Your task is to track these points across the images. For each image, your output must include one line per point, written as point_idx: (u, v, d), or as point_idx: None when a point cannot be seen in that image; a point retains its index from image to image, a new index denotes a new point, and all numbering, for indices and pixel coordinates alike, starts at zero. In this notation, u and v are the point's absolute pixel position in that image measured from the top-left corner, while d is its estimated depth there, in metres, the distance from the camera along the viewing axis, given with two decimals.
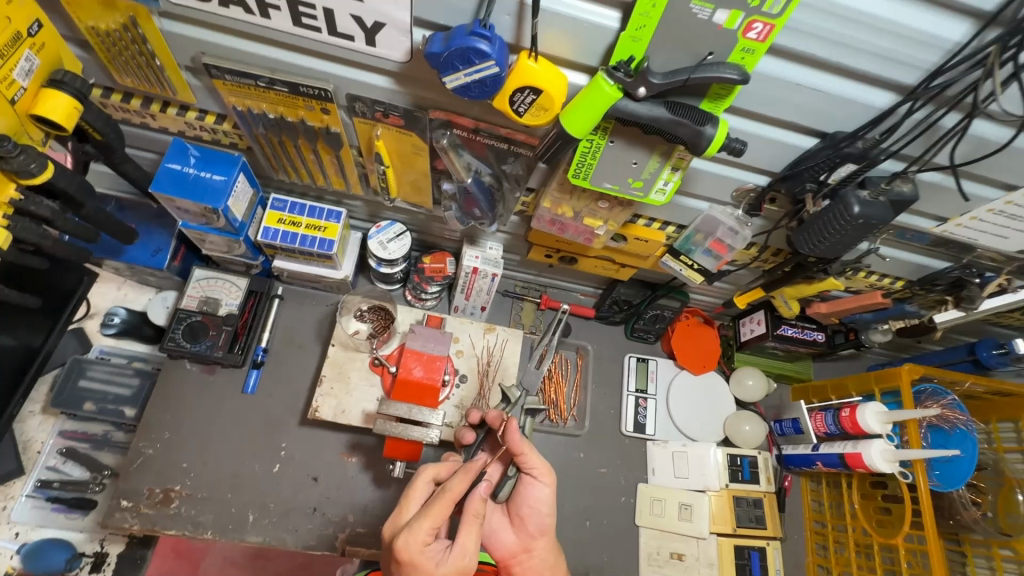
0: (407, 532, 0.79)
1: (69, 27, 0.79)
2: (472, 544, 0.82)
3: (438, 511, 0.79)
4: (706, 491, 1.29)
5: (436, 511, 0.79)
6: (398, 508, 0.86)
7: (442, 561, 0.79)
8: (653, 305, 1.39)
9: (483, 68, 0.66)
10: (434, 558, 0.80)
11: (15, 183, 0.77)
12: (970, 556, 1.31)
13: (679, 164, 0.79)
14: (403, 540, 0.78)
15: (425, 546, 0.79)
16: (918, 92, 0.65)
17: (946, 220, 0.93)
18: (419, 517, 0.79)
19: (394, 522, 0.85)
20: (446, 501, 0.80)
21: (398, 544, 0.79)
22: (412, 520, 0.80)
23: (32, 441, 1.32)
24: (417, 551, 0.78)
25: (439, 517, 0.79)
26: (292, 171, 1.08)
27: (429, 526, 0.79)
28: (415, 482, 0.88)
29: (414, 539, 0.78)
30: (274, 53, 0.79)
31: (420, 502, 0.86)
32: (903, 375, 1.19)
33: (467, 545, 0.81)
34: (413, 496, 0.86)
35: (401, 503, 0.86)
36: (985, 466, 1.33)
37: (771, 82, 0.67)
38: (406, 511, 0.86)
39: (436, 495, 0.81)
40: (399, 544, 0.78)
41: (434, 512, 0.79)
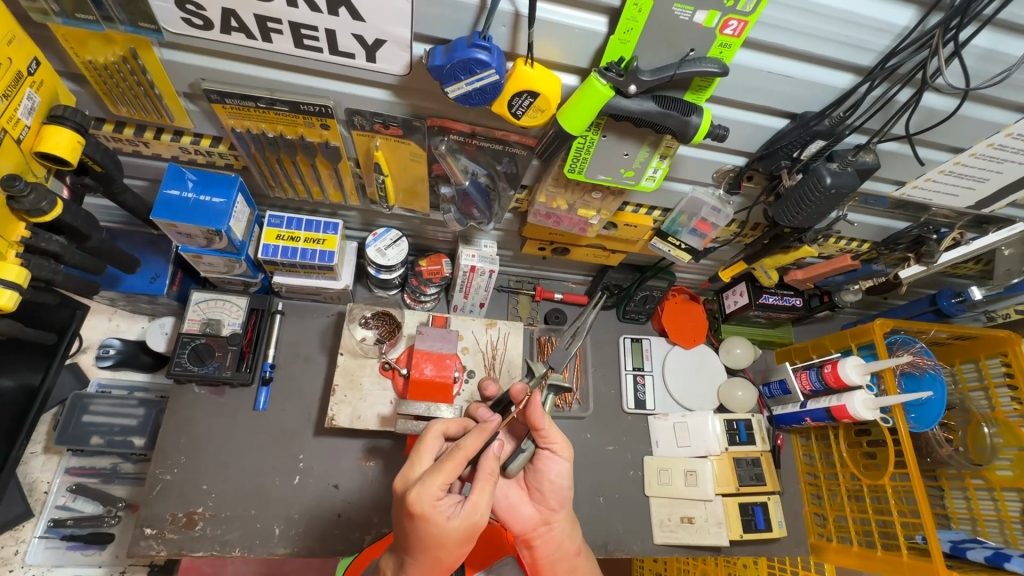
0: (421, 485, 0.79)
1: (62, 62, 0.80)
2: (484, 502, 0.82)
3: (452, 466, 0.80)
4: (708, 455, 1.38)
5: (451, 468, 0.80)
6: (409, 461, 0.86)
7: (454, 517, 0.79)
8: (642, 287, 1.47)
9: (484, 77, 0.71)
10: (446, 512, 0.79)
11: (25, 221, 0.78)
12: (947, 489, 1.45)
13: (667, 152, 0.86)
14: (416, 493, 0.78)
15: (437, 501, 0.79)
16: (876, 73, 0.73)
17: (904, 183, 1.03)
18: (432, 472, 0.80)
19: (405, 476, 0.84)
20: (459, 457, 0.81)
21: (410, 495, 0.78)
22: (424, 475, 0.81)
23: (38, 482, 1.30)
24: (429, 505, 0.78)
25: (453, 473, 0.80)
26: (288, 187, 1.10)
27: (442, 480, 0.79)
28: (427, 439, 0.88)
29: (426, 494, 0.78)
30: (274, 74, 0.82)
31: (431, 459, 0.86)
32: (876, 329, 1.29)
33: (479, 503, 0.82)
34: (424, 451, 0.86)
35: (413, 458, 0.86)
36: (954, 406, 1.45)
37: (747, 71, 0.74)
38: (417, 466, 0.85)
39: (450, 451, 0.81)
40: (412, 496, 0.78)
41: (448, 468, 0.80)
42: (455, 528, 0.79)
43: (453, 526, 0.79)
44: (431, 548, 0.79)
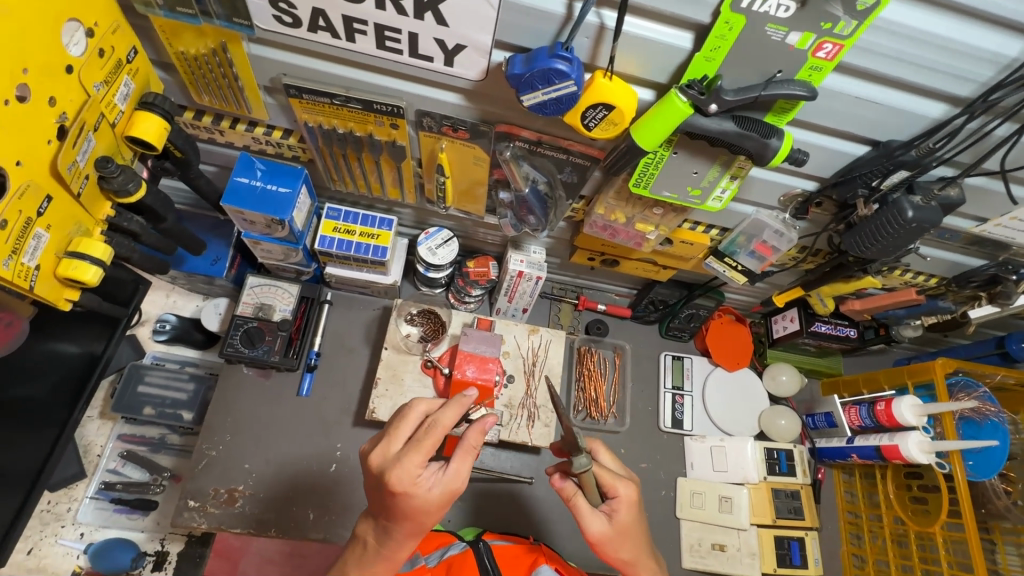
0: (399, 462, 0.81)
1: (156, 52, 0.84)
2: (465, 470, 0.83)
3: (428, 440, 0.82)
4: (745, 483, 1.35)
5: (426, 442, 0.82)
6: (386, 438, 0.85)
7: (433, 483, 0.81)
8: (689, 304, 1.45)
9: (562, 87, 0.70)
10: (427, 483, 0.81)
11: (111, 201, 0.82)
12: (1000, 544, 1.34)
13: (739, 173, 0.83)
14: (396, 473, 0.80)
15: (416, 476, 0.81)
16: (976, 105, 0.69)
17: (985, 220, 0.97)
18: (409, 450, 0.81)
19: (382, 453, 0.84)
20: (436, 432, 0.82)
21: (389, 473, 0.80)
22: (399, 454, 0.82)
23: (92, 445, 1.37)
24: (410, 480, 0.80)
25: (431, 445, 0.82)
26: (350, 181, 1.12)
27: (419, 456, 0.81)
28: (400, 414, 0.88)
29: (404, 471, 0.80)
30: (351, 73, 0.83)
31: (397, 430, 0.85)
32: (937, 368, 1.24)
33: (458, 472, 0.83)
34: (401, 427, 0.85)
35: (391, 435, 0.85)
36: (1016, 456, 1.36)
37: (834, 96, 0.72)
38: (395, 445, 0.84)
39: (425, 427, 0.83)
40: (400, 477, 0.80)
41: (425, 443, 0.81)
42: (436, 496, 0.81)
43: (432, 495, 0.80)
44: (416, 516, 0.82)
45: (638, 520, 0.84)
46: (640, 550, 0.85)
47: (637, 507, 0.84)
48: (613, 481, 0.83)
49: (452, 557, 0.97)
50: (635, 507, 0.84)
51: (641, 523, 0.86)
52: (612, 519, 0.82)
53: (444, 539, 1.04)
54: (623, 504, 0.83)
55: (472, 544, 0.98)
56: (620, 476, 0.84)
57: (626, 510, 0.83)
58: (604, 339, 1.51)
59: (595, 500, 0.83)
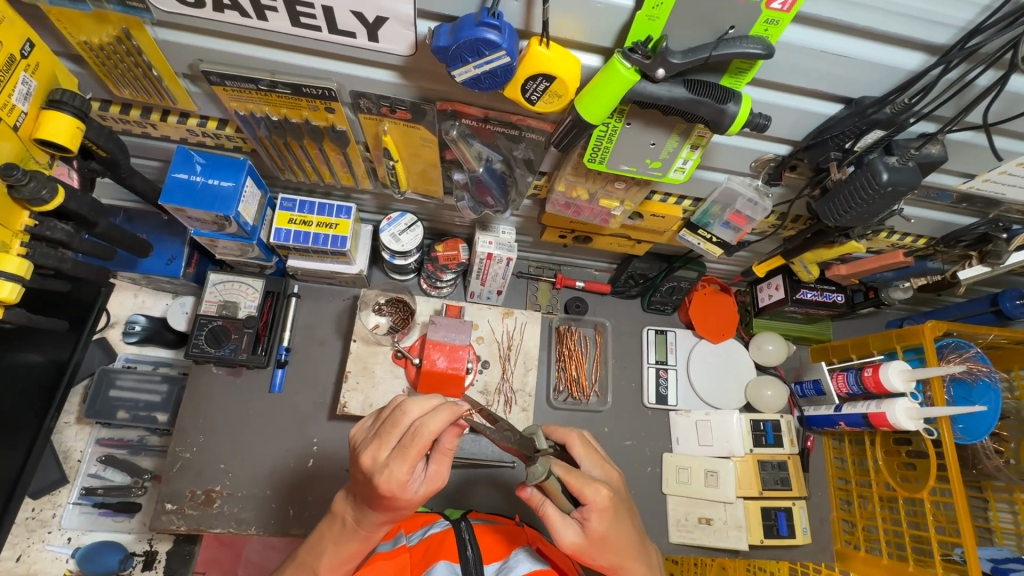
0: (389, 468, 0.72)
1: (60, 43, 0.78)
2: (447, 470, 0.77)
3: (416, 448, 0.72)
4: (730, 457, 1.33)
5: (415, 451, 0.72)
6: (375, 439, 0.75)
7: (419, 484, 0.75)
8: (669, 277, 1.39)
9: (494, 59, 0.63)
10: (413, 484, 0.75)
11: (28, 210, 0.78)
12: (992, 501, 1.32)
13: (699, 142, 0.77)
14: (383, 481, 0.72)
15: (405, 482, 0.73)
16: (953, 54, 0.62)
17: (973, 176, 0.90)
18: (398, 455, 0.72)
19: (368, 454, 0.74)
20: (422, 441, 0.72)
21: (376, 479, 0.72)
22: (387, 459, 0.73)
23: (71, 451, 1.36)
24: (397, 488, 0.72)
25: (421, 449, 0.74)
26: (299, 170, 1.06)
27: (409, 464, 0.72)
28: (393, 415, 0.76)
29: (394, 480, 0.72)
30: (273, 55, 0.77)
31: (387, 427, 0.75)
32: (925, 333, 1.17)
33: (440, 472, 0.77)
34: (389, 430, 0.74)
35: (381, 436, 0.75)
36: (1008, 415, 1.32)
37: (796, 51, 0.65)
38: (383, 447, 0.74)
39: (411, 432, 0.72)
40: (390, 486, 0.72)
41: (414, 452, 0.72)
42: (420, 497, 0.75)
43: (417, 496, 0.75)
44: (397, 510, 0.77)
45: (615, 528, 0.77)
46: (625, 554, 0.79)
47: (612, 514, 0.77)
48: (581, 486, 0.75)
49: (434, 536, 0.93)
50: (609, 512, 0.77)
51: (624, 526, 0.78)
52: (584, 528, 0.76)
53: (427, 519, 1.01)
54: (593, 512, 0.76)
55: (454, 523, 0.94)
56: (589, 480, 0.76)
57: (599, 519, 0.76)
58: (584, 317, 1.47)
59: (565, 506, 0.78)
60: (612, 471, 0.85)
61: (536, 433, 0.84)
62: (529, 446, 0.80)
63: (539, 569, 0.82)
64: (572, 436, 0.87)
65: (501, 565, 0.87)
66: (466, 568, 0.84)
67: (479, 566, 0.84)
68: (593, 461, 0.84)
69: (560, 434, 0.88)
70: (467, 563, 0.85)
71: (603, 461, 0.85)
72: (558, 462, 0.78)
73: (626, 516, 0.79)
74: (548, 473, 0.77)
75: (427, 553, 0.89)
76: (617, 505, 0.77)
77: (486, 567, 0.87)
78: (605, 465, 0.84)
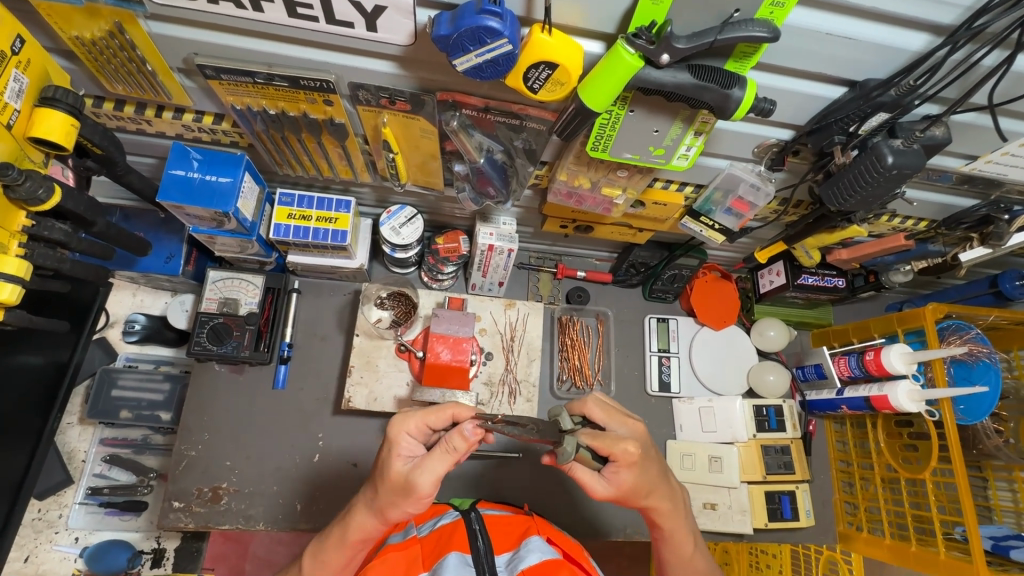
0: (402, 417, 0.82)
1: (51, 38, 0.76)
2: (435, 468, 0.76)
3: (432, 410, 0.81)
4: (734, 442, 1.34)
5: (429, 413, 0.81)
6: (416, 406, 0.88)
7: (411, 454, 0.80)
8: (670, 265, 1.39)
9: (496, 47, 0.62)
10: (408, 448, 0.80)
11: (25, 210, 0.77)
12: (992, 480, 1.33)
13: (702, 128, 0.77)
14: (392, 422, 0.82)
15: (405, 436, 0.81)
16: (960, 34, 0.62)
17: (975, 158, 0.90)
18: (417, 409, 0.83)
19: (406, 407, 0.89)
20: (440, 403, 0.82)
21: (389, 421, 0.83)
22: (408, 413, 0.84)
23: (75, 451, 1.36)
24: (398, 436, 0.80)
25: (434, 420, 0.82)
26: (297, 164, 1.04)
27: (417, 419, 0.81)
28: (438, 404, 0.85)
29: (398, 426, 0.81)
30: (270, 47, 0.75)
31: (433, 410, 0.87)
32: (926, 315, 1.17)
33: (429, 466, 0.76)
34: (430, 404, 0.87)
35: (422, 405, 0.88)
36: (1008, 395, 1.33)
37: (802, 33, 0.64)
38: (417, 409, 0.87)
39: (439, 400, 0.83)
40: (391, 428, 0.81)
41: (428, 412, 0.81)
42: (399, 471, 0.78)
43: (400, 466, 0.79)
44: (380, 478, 0.80)
45: (643, 477, 0.82)
46: (653, 496, 0.84)
47: (640, 466, 0.81)
48: (610, 448, 0.79)
49: (443, 527, 0.93)
50: (637, 466, 0.81)
51: (651, 474, 0.83)
52: (615, 484, 0.81)
53: (436, 511, 1.02)
54: (623, 467, 0.80)
55: (463, 514, 0.95)
56: (616, 441, 0.79)
57: (628, 472, 0.80)
58: (585, 307, 1.47)
59: (596, 466, 0.82)
60: (636, 425, 0.87)
61: (559, 413, 0.82)
62: (553, 429, 0.80)
63: (549, 560, 0.82)
64: (590, 403, 0.89)
65: (512, 554, 0.88)
66: (476, 559, 0.84)
67: (490, 557, 0.85)
68: (616, 421, 0.86)
69: (577, 404, 0.90)
70: (478, 553, 0.85)
71: (625, 417, 0.87)
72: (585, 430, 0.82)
73: (653, 463, 0.83)
74: (577, 447, 0.78)
75: (439, 543, 0.90)
76: (644, 457, 0.81)
77: (496, 558, 0.88)
78: (628, 422, 0.86)
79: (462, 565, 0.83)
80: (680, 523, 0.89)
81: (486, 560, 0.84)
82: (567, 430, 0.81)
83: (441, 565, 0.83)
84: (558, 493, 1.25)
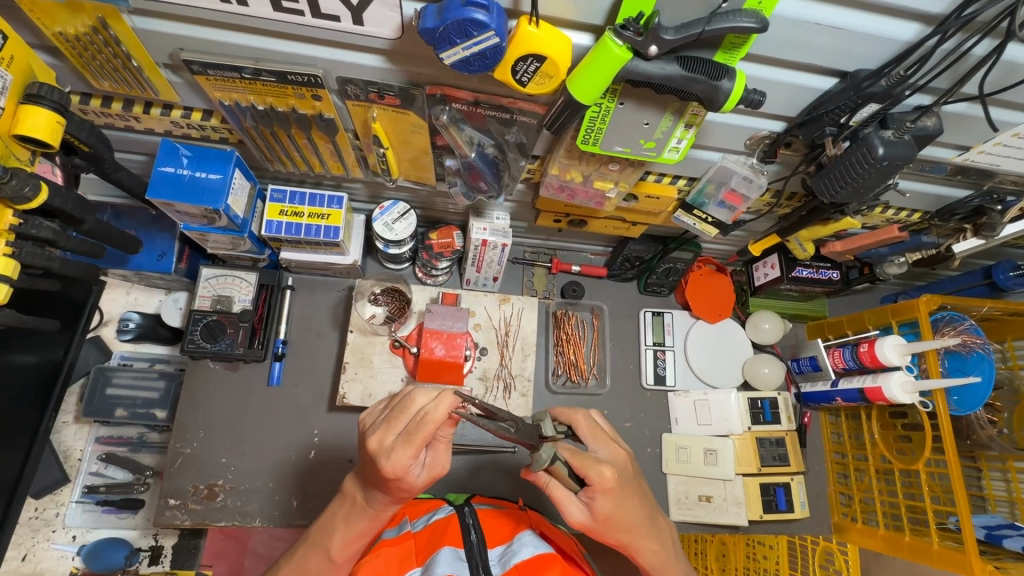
0: (390, 453, 0.73)
1: (35, 35, 0.75)
2: (445, 458, 0.78)
3: (421, 435, 0.72)
4: (729, 435, 1.35)
5: (417, 438, 0.72)
6: (382, 424, 0.76)
7: (419, 469, 0.76)
8: (665, 259, 1.39)
9: (482, 40, 0.62)
10: (413, 469, 0.76)
11: (12, 209, 0.76)
12: (986, 471, 1.34)
13: (693, 121, 0.77)
14: (386, 464, 0.73)
15: (408, 466, 0.74)
16: (949, 23, 0.61)
17: (968, 148, 0.90)
18: (402, 440, 0.73)
19: (376, 438, 0.75)
20: (426, 428, 0.72)
21: (380, 463, 0.73)
22: (391, 444, 0.74)
23: (72, 450, 1.36)
24: (399, 473, 0.73)
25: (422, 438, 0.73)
26: (288, 160, 1.04)
27: (412, 450, 0.72)
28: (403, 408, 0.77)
29: (396, 465, 0.72)
30: (256, 42, 0.75)
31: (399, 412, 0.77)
32: (920, 307, 1.17)
33: (438, 460, 0.78)
34: (396, 417, 0.76)
35: (388, 421, 0.76)
36: (1002, 386, 1.33)
37: (791, 24, 0.64)
38: (390, 432, 0.75)
39: (417, 420, 0.73)
40: (392, 470, 0.72)
41: (417, 438, 0.72)
42: (417, 484, 0.77)
43: (417, 480, 0.76)
44: (397, 493, 0.78)
45: (621, 508, 0.78)
46: (634, 531, 0.81)
47: (617, 494, 0.77)
48: (585, 468, 0.76)
49: (437, 522, 0.93)
50: (614, 493, 0.77)
51: (630, 505, 0.79)
52: (590, 509, 0.78)
53: (431, 506, 1.02)
54: (598, 493, 0.76)
55: (458, 508, 0.96)
56: (594, 461, 0.76)
57: (603, 500, 0.77)
58: (580, 301, 1.47)
59: (573, 486, 0.79)
60: (618, 451, 0.83)
61: (542, 417, 0.80)
62: (532, 432, 0.78)
63: (541, 554, 0.82)
64: (577, 415, 0.86)
65: (506, 547, 0.88)
66: (469, 553, 0.84)
67: (483, 550, 0.86)
68: (599, 442, 0.83)
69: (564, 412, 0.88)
70: (471, 547, 0.86)
71: (609, 440, 0.84)
72: (564, 445, 0.79)
73: (632, 494, 0.79)
74: (554, 457, 0.77)
75: (432, 537, 0.89)
76: (621, 485, 0.78)
77: (490, 551, 0.88)
78: (610, 444, 0.83)
79: (455, 559, 0.83)
80: (663, 560, 0.85)
81: (478, 554, 0.85)
82: (546, 437, 0.79)
83: (434, 558, 0.83)
84: None
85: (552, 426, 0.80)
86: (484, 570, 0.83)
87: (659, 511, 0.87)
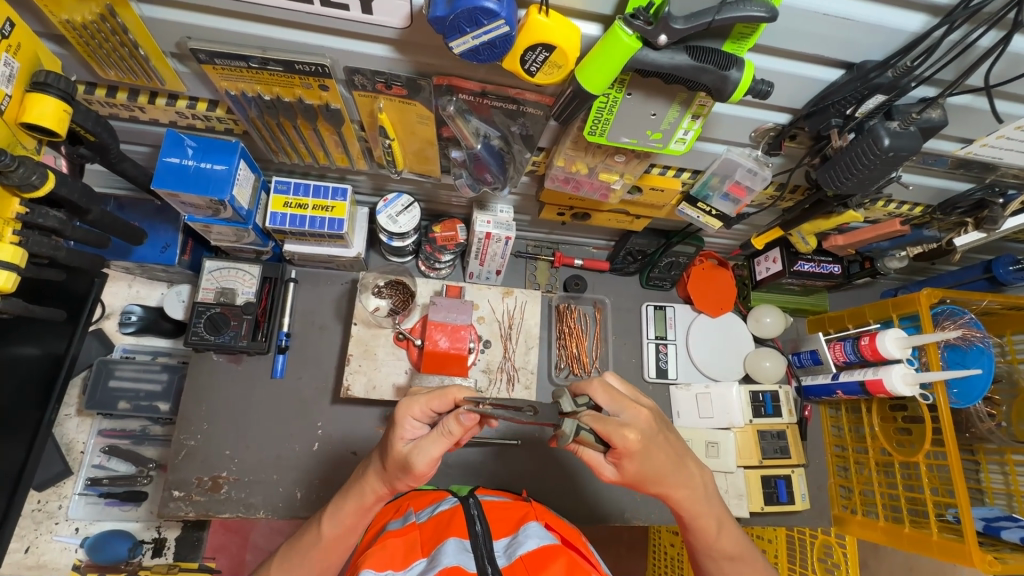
0: (409, 400, 0.81)
1: (40, 22, 0.75)
2: (431, 452, 0.77)
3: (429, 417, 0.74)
4: (731, 428, 1.35)
5: (434, 397, 0.79)
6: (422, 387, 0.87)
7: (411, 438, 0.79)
8: (667, 253, 1.39)
9: (493, 29, 0.62)
10: (409, 433, 0.79)
11: (18, 197, 0.76)
12: (984, 463, 1.35)
13: (700, 112, 0.77)
14: (399, 405, 0.81)
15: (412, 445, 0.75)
16: (957, 13, 0.62)
17: (971, 141, 0.91)
18: (423, 395, 0.81)
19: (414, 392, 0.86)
20: (447, 393, 0.79)
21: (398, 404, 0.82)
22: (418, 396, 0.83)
23: (74, 442, 1.36)
24: (402, 418, 0.80)
25: (435, 403, 0.79)
26: (292, 152, 1.04)
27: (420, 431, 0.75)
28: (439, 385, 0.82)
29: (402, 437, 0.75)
30: (264, 31, 0.75)
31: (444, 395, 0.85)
32: (921, 300, 1.18)
33: (425, 449, 0.77)
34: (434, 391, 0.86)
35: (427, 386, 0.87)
36: (1000, 379, 1.34)
37: (799, 15, 0.64)
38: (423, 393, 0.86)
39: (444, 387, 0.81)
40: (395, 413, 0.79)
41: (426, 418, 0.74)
42: (399, 449, 0.79)
43: (403, 445, 0.79)
44: (388, 457, 0.81)
45: (648, 464, 0.79)
46: (664, 483, 0.82)
47: (642, 455, 0.77)
48: (609, 434, 0.75)
49: (443, 513, 0.94)
50: (639, 453, 0.77)
51: (657, 458, 0.79)
52: (619, 469, 0.80)
53: (435, 497, 1.02)
54: (623, 457, 0.77)
55: (462, 500, 0.96)
56: (617, 426, 0.76)
57: (629, 461, 0.78)
58: (583, 295, 1.48)
59: (600, 449, 0.81)
60: (642, 412, 0.79)
61: (560, 393, 0.79)
62: (552, 409, 0.78)
63: (546, 546, 0.82)
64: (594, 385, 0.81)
65: (511, 538, 0.88)
66: (475, 543, 0.85)
67: (488, 541, 0.86)
68: (621, 406, 0.79)
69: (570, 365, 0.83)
70: (477, 538, 0.86)
71: (632, 402, 0.80)
72: (586, 413, 0.77)
73: (659, 449, 0.79)
74: (578, 429, 0.77)
75: (438, 528, 0.90)
76: (647, 447, 0.78)
77: (494, 543, 0.88)
78: (632, 406, 0.79)
79: (461, 550, 0.83)
80: (696, 506, 0.86)
81: (484, 545, 0.84)
82: (567, 412, 0.78)
83: (440, 550, 0.83)
84: (556, 480, 1.26)
85: (571, 400, 0.79)
86: (489, 560, 0.82)
87: (690, 454, 0.86)
